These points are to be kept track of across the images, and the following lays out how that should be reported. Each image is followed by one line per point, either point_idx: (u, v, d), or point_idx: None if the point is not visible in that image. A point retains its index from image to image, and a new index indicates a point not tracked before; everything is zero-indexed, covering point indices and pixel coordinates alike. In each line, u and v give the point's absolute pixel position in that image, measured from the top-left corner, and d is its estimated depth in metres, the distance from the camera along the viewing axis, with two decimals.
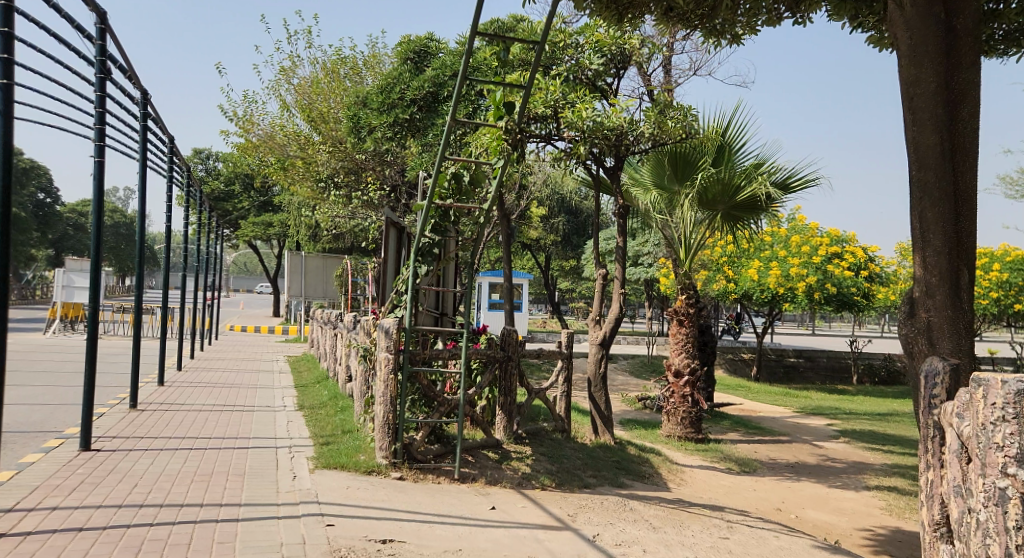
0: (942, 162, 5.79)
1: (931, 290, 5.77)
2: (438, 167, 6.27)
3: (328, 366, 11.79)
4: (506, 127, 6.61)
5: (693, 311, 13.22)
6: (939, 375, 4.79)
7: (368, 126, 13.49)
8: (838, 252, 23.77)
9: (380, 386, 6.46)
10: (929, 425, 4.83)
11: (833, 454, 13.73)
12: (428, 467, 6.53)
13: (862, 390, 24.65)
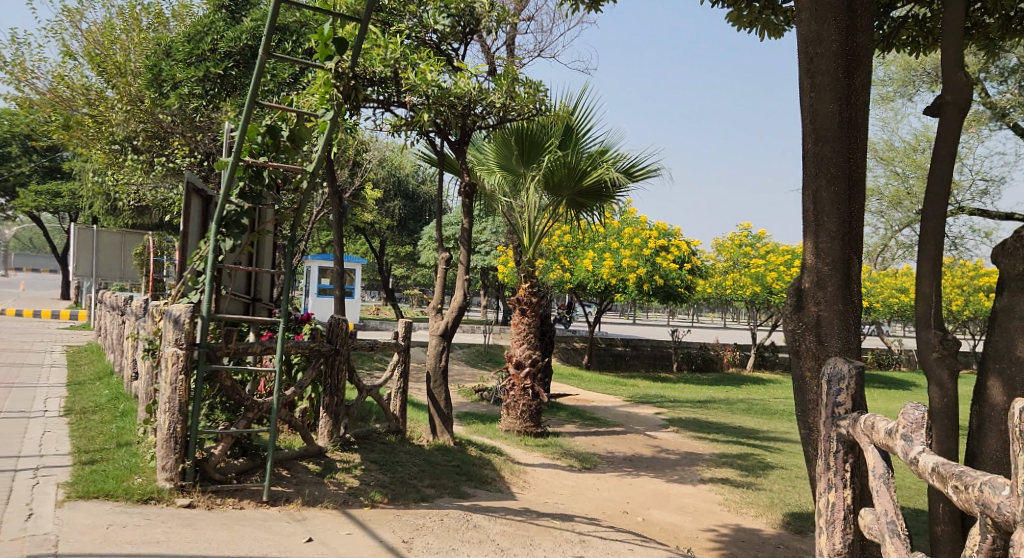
0: (839, 133, 5.42)
1: (822, 280, 5.37)
2: (247, 115, 5.21)
3: (111, 360, 10.26)
4: (334, 70, 5.51)
5: (536, 300, 12.80)
6: (845, 380, 4.32)
7: (171, 80, 12.01)
8: (664, 245, 24.17)
9: (165, 389, 5.42)
10: (832, 438, 4.34)
11: (666, 440, 13.64)
12: (226, 489, 5.50)
13: (684, 378, 25.25)
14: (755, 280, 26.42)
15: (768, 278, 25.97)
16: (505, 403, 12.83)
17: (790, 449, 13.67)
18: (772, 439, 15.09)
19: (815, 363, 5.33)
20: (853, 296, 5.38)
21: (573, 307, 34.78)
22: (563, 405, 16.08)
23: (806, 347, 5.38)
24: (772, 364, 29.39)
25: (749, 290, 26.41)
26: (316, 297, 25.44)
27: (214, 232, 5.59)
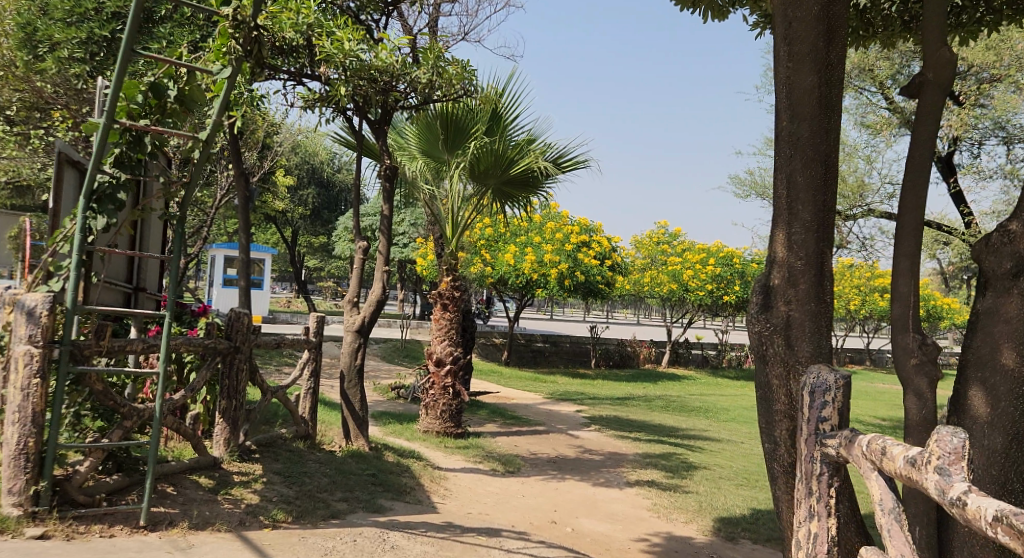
0: (819, 111, 5.05)
1: (794, 277, 5.02)
2: (119, 74, 4.47)
3: None
4: (232, 17, 4.83)
5: (458, 295, 12.32)
6: (831, 392, 4.04)
7: (50, 41, 11.14)
8: (586, 242, 23.86)
9: (17, 394, 4.64)
10: (817, 459, 4.08)
11: (588, 438, 13.28)
12: (92, 513, 4.75)
13: (602, 375, 25.06)
14: (671, 277, 26.43)
15: (685, 275, 25.99)
16: (424, 402, 12.26)
17: (711, 447, 13.49)
18: (692, 435, 14.91)
19: (785, 368, 4.94)
20: (826, 296, 5.02)
21: (491, 301, 34.32)
22: (482, 403, 15.57)
23: (775, 351, 4.98)
24: (687, 360, 29.56)
25: (666, 287, 26.37)
26: (223, 288, 24.27)
27: (82, 208, 4.78)
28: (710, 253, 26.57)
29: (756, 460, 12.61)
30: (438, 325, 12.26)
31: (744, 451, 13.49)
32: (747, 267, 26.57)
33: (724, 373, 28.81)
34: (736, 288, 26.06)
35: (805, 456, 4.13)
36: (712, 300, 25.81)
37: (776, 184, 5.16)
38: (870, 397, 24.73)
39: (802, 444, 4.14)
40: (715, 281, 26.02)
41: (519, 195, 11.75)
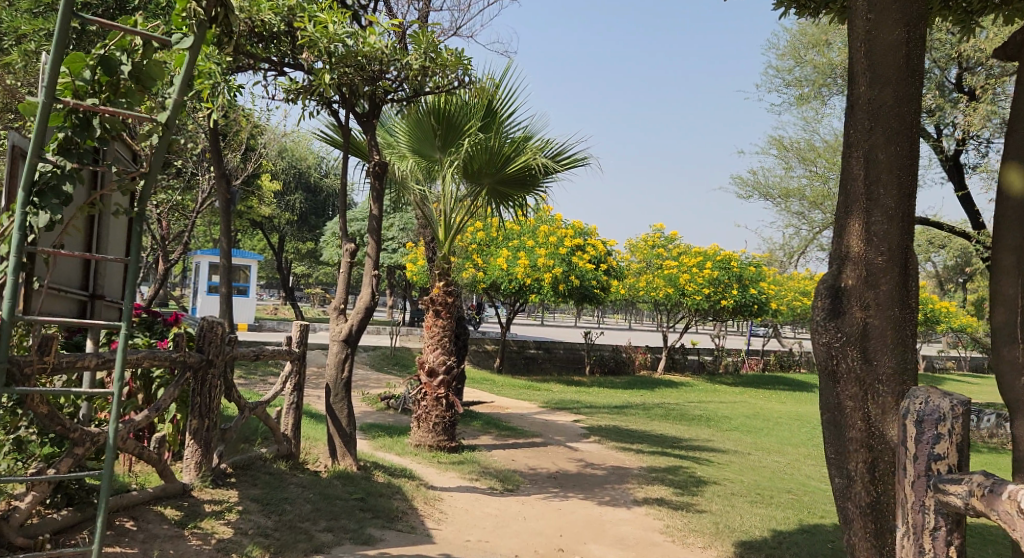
0: (901, 93, 4.79)
1: (874, 278, 4.75)
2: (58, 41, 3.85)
3: None
4: None
5: (451, 301, 11.70)
6: (951, 429, 3.63)
7: (15, 33, 10.53)
8: (580, 245, 23.26)
9: None
10: (930, 504, 3.68)
11: (588, 450, 12.65)
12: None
13: (597, 382, 24.42)
14: (667, 281, 25.84)
15: (682, 279, 25.39)
16: (416, 414, 11.63)
17: (717, 459, 12.88)
18: (695, 446, 14.29)
19: (861, 387, 4.70)
20: (909, 300, 4.77)
21: (482, 307, 33.67)
22: (476, 413, 14.93)
23: (849, 364, 4.73)
24: (682, 367, 28.97)
25: (661, 292, 25.77)
26: (206, 296, 23.57)
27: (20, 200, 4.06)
28: (706, 257, 25.99)
29: (765, 473, 12.01)
30: (430, 333, 11.65)
31: (751, 463, 12.89)
32: (744, 271, 26.02)
33: (720, 379, 28.23)
34: (733, 292, 25.54)
35: (912, 505, 3.74)
36: (710, 305, 25.37)
37: (854, 172, 4.88)
38: None
39: (908, 488, 3.76)
40: (711, 286, 25.45)
41: (517, 195, 11.14)
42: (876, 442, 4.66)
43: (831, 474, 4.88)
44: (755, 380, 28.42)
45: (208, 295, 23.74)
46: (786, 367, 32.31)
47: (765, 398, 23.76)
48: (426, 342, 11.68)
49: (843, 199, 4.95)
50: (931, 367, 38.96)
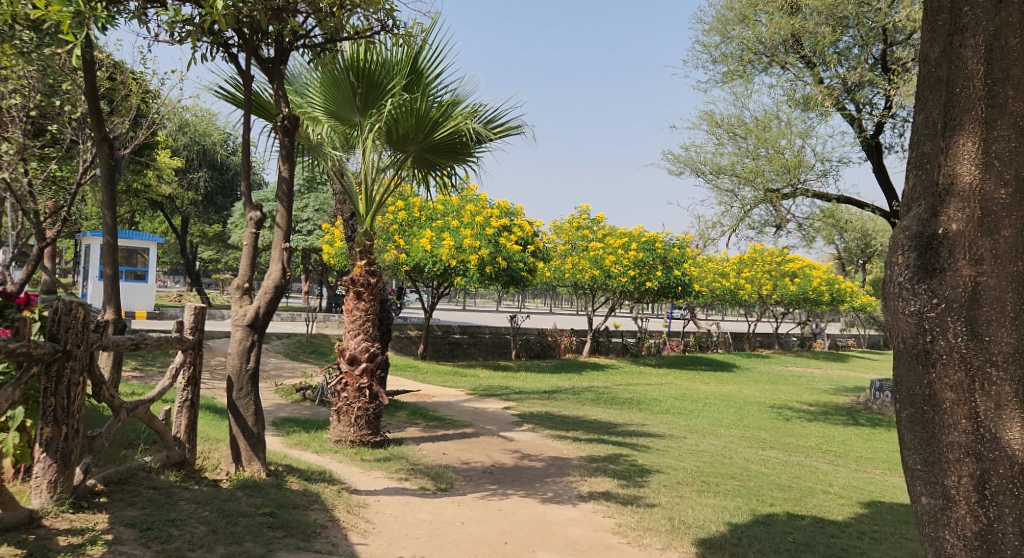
0: None
1: (992, 221, 4.26)
2: None
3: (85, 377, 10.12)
4: None
5: (374, 282, 10.66)
6: None
7: None
8: (506, 226, 22.43)
9: None
10: None
11: (522, 439, 11.78)
12: None
13: (524, 366, 23.65)
14: (593, 263, 25.03)
15: (607, 260, 24.66)
16: (335, 407, 10.60)
17: (659, 443, 12.18)
18: (631, 428, 13.50)
19: (968, 366, 4.20)
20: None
21: (403, 292, 32.54)
22: (400, 403, 13.93)
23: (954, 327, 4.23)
24: (607, 349, 28.40)
25: (587, 274, 24.99)
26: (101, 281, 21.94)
27: None
28: (631, 238, 25.32)
29: (708, 455, 11.26)
30: (350, 319, 10.59)
31: (690, 443, 12.09)
32: (669, 252, 25.34)
33: (645, 360, 27.76)
34: (658, 274, 24.89)
35: None
36: (635, 287, 24.61)
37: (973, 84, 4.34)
38: (793, 381, 23.83)
39: None
40: (637, 267, 24.71)
41: (444, 165, 10.20)
42: (987, 449, 4.15)
43: (918, 491, 4.39)
44: (680, 361, 28.01)
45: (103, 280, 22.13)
46: (706, 348, 32.14)
47: (689, 378, 23.09)
48: (346, 329, 10.62)
49: (947, 110, 4.43)
50: (845, 344, 39.35)
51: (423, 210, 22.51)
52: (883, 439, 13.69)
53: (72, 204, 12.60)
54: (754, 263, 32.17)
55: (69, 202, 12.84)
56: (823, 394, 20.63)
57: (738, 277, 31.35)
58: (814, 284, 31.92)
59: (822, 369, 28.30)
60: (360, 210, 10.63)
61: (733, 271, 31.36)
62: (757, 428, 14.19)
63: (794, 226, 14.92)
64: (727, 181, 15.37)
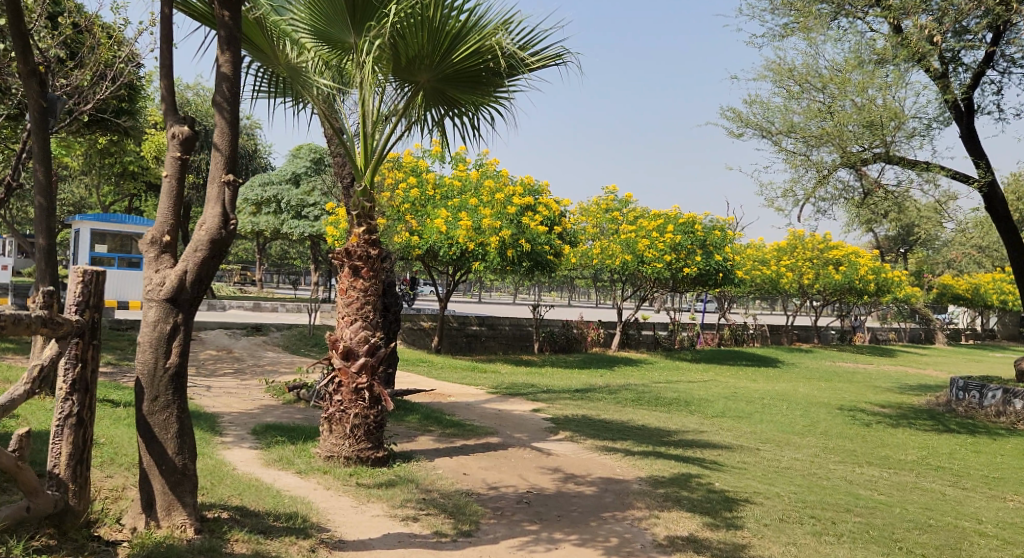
0: None
1: None
2: None
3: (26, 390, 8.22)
4: None
5: (377, 255, 8.39)
6: None
7: None
8: (532, 205, 20.11)
9: None
10: None
11: (559, 452, 9.43)
12: None
13: (550, 361, 21.34)
14: (624, 248, 22.48)
15: (640, 244, 22.03)
16: (326, 413, 8.38)
17: (730, 453, 9.84)
18: (686, 436, 11.06)
19: None
20: None
21: (416, 283, 30.18)
22: (412, 405, 11.66)
23: None
24: (637, 343, 25.87)
25: (618, 260, 22.38)
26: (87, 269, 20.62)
27: None
28: (667, 220, 22.61)
29: (801, 475, 8.91)
30: (343, 300, 8.35)
31: (767, 458, 9.67)
32: (708, 235, 22.56)
33: (680, 354, 25.28)
34: (696, 259, 22.11)
35: None
36: (672, 274, 21.92)
37: None
38: (846, 377, 21.12)
39: None
40: (673, 251, 22.03)
41: (467, 103, 7.94)
42: None
43: None
44: (717, 354, 25.34)
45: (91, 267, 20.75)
46: (741, 342, 29.40)
47: (732, 374, 20.15)
48: (340, 313, 8.38)
49: None
50: (886, 338, 36.55)
51: (438, 188, 20.24)
52: (993, 451, 11.23)
53: (16, 169, 10.63)
54: (795, 251, 28.77)
55: (13, 167, 10.90)
56: (890, 392, 18.00)
57: (777, 265, 28.16)
58: (860, 273, 28.22)
59: (874, 365, 25.50)
60: (359, 164, 8.47)
61: (773, 258, 28.57)
62: (836, 435, 11.78)
63: (887, 191, 12.52)
64: (803, 138, 12.83)
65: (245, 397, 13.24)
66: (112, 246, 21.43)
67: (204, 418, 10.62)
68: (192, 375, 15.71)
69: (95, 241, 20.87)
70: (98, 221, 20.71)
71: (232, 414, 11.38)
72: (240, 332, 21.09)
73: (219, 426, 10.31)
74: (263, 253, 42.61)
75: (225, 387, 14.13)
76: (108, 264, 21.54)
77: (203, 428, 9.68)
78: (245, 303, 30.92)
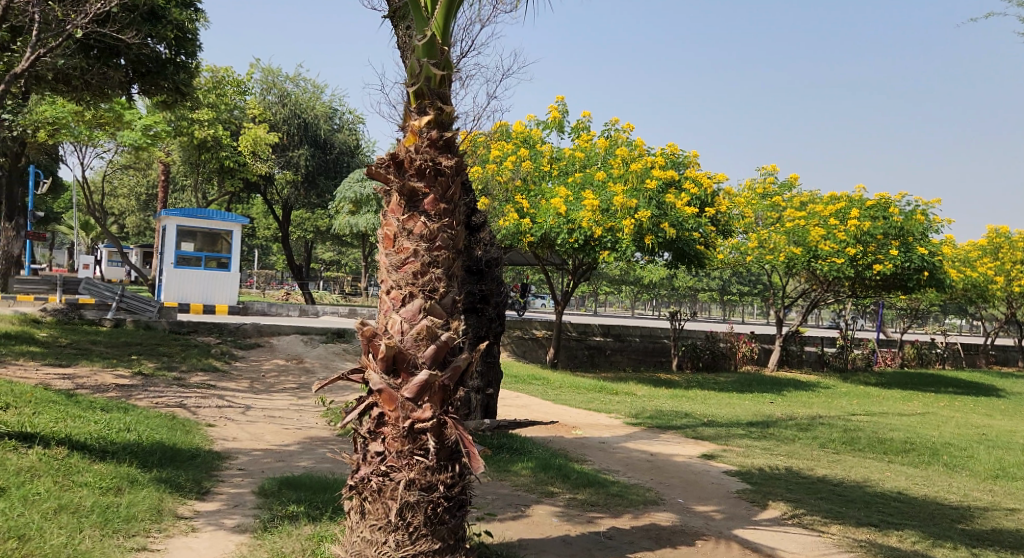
0: None
1: None
2: None
3: None
4: None
5: (454, 173, 4.33)
6: None
7: None
8: (675, 179, 15.09)
9: None
10: None
11: (792, 555, 5.03)
12: None
13: (695, 381, 15.82)
14: (791, 240, 17.34)
15: (813, 234, 16.87)
16: (353, 480, 4.30)
17: None
18: (996, 516, 6.31)
19: None
20: None
21: (526, 291, 26.01)
22: (520, 447, 7.41)
23: None
24: (800, 363, 20.18)
25: (782, 254, 17.23)
26: (173, 270, 19.36)
27: None
28: (849, 202, 17.45)
29: None
30: (388, 255, 4.31)
31: None
32: (907, 222, 17.09)
33: (858, 376, 19.69)
34: (892, 252, 16.59)
35: None
36: (858, 273, 16.60)
37: None
38: None
39: None
40: (857, 243, 16.75)
41: None
42: None
43: None
44: (910, 378, 19.71)
45: (178, 268, 19.47)
46: (929, 363, 23.69)
47: (949, 405, 14.91)
48: (382, 281, 4.34)
49: None
50: None
51: (555, 162, 16.09)
52: None
53: None
54: (997, 252, 23.05)
55: None
56: None
57: (983, 267, 22.43)
58: None
59: None
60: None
61: (975, 259, 22.75)
62: None
63: None
64: None
65: (291, 424, 9.41)
66: (199, 244, 19.67)
67: (200, 463, 6.83)
68: (240, 390, 12.08)
69: (181, 238, 19.13)
70: (183, 217, 18.89)
71: (252, 455, 7.54)
72: (318, 338, 17.53)
73: (214, 478, 6.48)
74: (369, 262, 39.48)
75: (269, 409, 10.33)
76: (194, 264, 19.78)
77: (174, 488, 5.85)
78: (338, 309, 27.61)
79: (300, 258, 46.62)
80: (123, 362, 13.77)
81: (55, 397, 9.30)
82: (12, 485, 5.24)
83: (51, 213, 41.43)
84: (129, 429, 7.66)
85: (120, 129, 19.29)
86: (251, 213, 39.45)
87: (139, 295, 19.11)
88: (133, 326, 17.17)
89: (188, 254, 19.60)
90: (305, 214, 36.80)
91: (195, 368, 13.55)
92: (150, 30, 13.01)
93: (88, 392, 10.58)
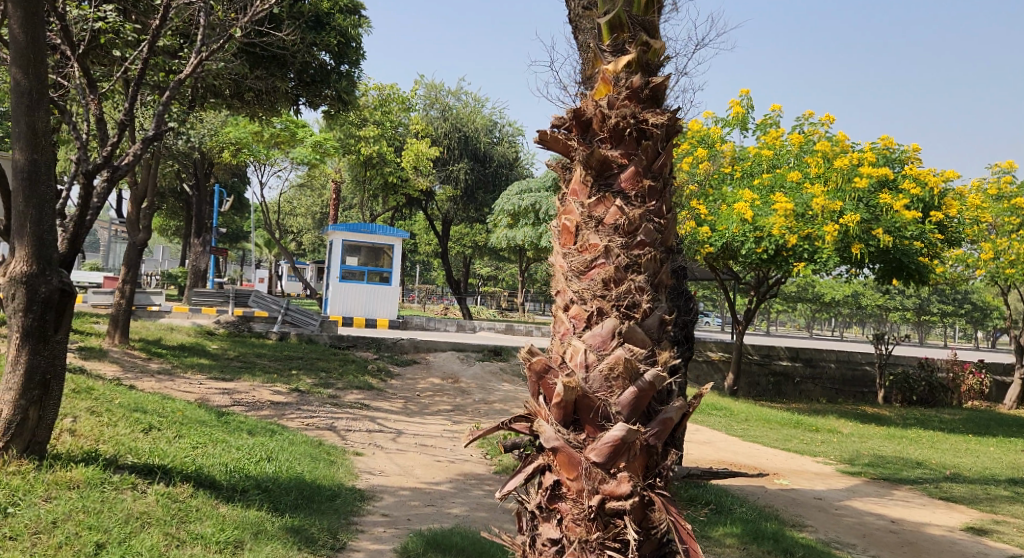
0: None
1: None
2: None
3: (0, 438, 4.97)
4: None
5: (659, 136, 3.19)
6: None
7: None
8: (888, 178, 12.96)
9: None
10: None
11: None
12: None
13: (910, 417, 13.55)
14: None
15: None
16: None
17: None
18: None
19: None
20: None
21: None
22: (723, 505, 5.96)
23: None
24: None
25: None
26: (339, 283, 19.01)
27: None
28: None
29: None
30: (568, 255, 3.11)
31: None
32: None
33: None
34: None
35: None
36: None
37: None
38: None
39: None
40: None
41: None
42: None
43: None
44: None
45: (344, 283, 19.06)
46: None
47: None
48: (558, 292, 3.13)
49: None
50: None
51: (738, 163, 14.40)
52: None
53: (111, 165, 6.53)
54: None
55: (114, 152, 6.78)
56: None
57: None
58: None
59: None
60: None
61: None
62: None
63: None
64: None
65: (445, 455, 8.35)
66: (363, 259, 19.14)
67: (340, 505, 5.81)
68: (393, 411, 11.21)
69: (346, 252, 18.66)
70: (349, 231, 18.49)
71: (402, 495, 6.50)
72: (475, 356, 16.63)
73: (357, 527, 5.46)
74: (526, 277, 38.58)
75: (421, 436, 9.33)
76: (358, 278, 19.32)
77: (304, 544, 4.84)
78: (497, 325, 26.74)
79: (459, 274, 46.38)
80: (281, 377, 13.27)
81: (201, 416, 8.66)
82: (112, 541, 4.35)
83: (231, 229, 43.24)
84: (268, 459, 6.80)
85: (292, 147, 19.23)
86: (413, 228, 39.50)
87: (305, 309, 18.92)
88: (296, 339, 16.86)
89: (355, 269, 19.19)
90: (465, 230, 36.39)
91: (350, 388, 12.82)
92: (314, 38, 12.28)
93: (238, 411, 9.95)
